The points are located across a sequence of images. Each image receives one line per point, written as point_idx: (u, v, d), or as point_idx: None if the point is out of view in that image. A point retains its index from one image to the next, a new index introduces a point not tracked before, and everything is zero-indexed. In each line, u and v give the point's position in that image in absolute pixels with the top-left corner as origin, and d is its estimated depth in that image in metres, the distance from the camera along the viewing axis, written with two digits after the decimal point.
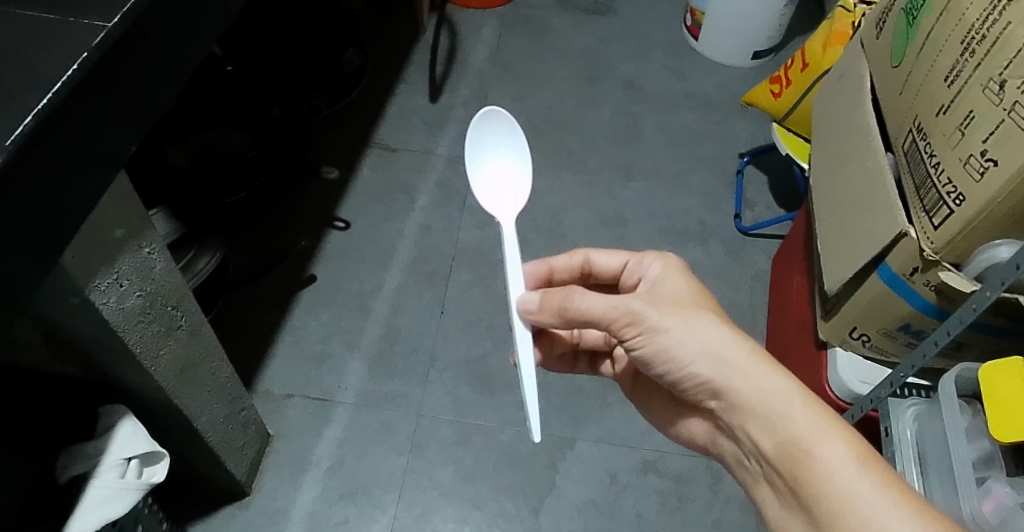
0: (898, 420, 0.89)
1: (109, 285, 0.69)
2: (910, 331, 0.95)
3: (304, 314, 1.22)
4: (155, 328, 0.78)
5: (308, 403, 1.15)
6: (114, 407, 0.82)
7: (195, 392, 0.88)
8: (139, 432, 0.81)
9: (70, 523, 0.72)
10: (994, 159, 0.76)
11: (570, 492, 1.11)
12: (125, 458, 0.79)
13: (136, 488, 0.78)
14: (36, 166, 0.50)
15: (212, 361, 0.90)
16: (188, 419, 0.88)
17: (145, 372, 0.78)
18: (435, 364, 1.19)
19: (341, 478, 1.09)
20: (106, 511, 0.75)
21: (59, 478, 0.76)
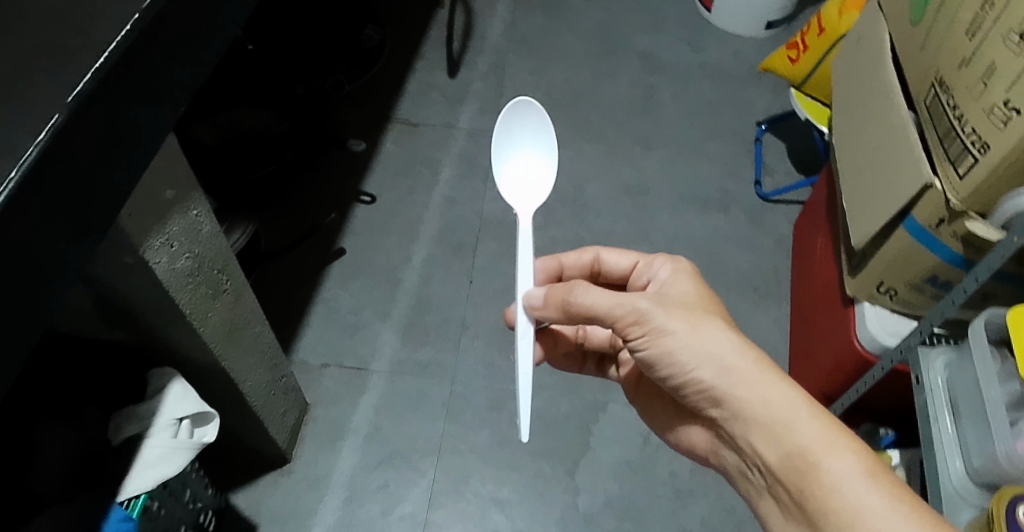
0: (929, 368, 0.90)
1: (161, 244, 0.71)
2: (937, 283, 0.97)
3: (336, 286, 1.24)
4: (202, 290, 0.79)
5: (343, 371, 1.17)
6: (162, 369, 0.85)
7: (240, 355, 0.90)
8: (189, 393, 0.84)
9: (127, 484, 0.78)
10: (1016, 108, 0.78)
11: (604, 453, 1.13)
12: (176, 419, 0.82)
13: (186, 448, 0.82)
14: (89, 128, 0.51)
15: (254, 327, 0.92)
16: (234, 382, 0.90)
17: (194, 333, 0.80)
18: (466, 331, 1.21)
19: (379, 444, 1.12)
20: (161, 470, 0.80)
21: (114, 439, 0.80)
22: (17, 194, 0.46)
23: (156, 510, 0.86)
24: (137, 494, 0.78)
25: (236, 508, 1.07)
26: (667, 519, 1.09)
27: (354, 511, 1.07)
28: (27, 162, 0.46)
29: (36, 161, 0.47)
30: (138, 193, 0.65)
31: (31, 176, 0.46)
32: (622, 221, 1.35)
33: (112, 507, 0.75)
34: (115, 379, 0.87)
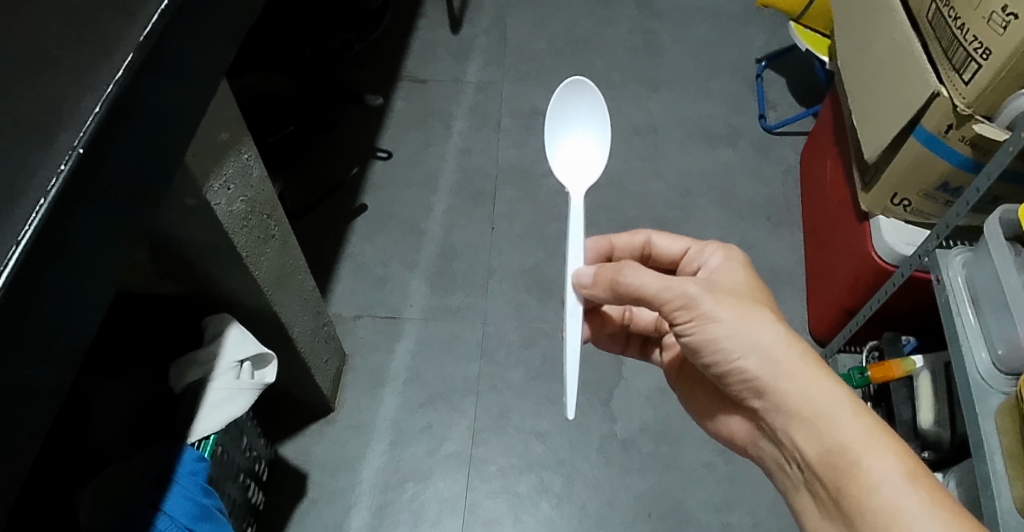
0: (948, 268, 0.94)
1: (219, 187, 0.73)
2: (948, 190, 1.01)
3: (361, 241, 1.27)
4: (255, 234, 0.82)
5: (377, 321, 1.20)
6: (218, 316, 0.87)
7: (289, 301, 0.92)
8: (247, 336, 0.87)
9: (197, 423, 0.82)
10: (1014, 13, 0.81)
11: (637, 382, 1.18)
12: (237, 361, 0.85)
13: (251, 388, 0.84)
14: (160, 71, 0.54)
15: (299, 274, 0.94)
16: (285, 326, 0.93)
17: (250, 277, 0.82)
18: (493, 275, 1.24)
19: (419, 388, 1.15)
20: (228, 409, 0.83)
21: (176, 387, 0.84)
22: (101, 127, 0.48)
23: (221, 454, 0.90)
24: (207, 434, 0.82)
25: (286, 458, 1.10)
26: (703, 438, 1.13)
27: (401, 452, 1.11)
28: (107, 98, 0.49)
29: (116, 96, 0.49)
30: (199, 137, 0.67)
31: (113, 110, 0.49)
32: (635, 162, 1.38)
33: (184, 450, 0.79)
34: (171, 331, 0.90)
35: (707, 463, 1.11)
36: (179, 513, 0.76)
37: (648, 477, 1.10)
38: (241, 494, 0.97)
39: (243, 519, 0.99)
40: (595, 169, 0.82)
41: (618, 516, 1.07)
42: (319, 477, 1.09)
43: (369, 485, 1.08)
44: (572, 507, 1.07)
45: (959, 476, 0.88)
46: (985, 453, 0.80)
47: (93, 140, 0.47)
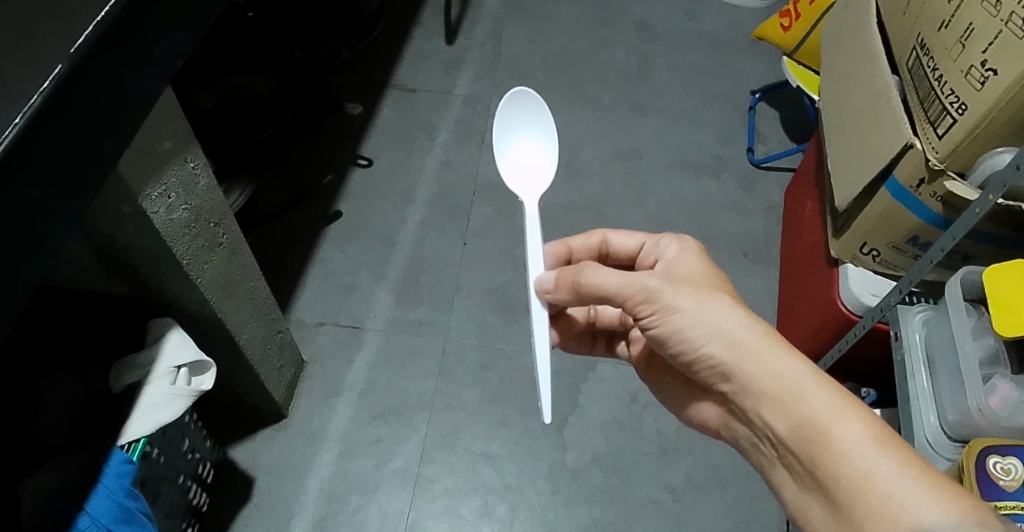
0: (907, 324, 0.92)
1: (159, 195, 0.73)
2: (918, 244, 0.99)
3: (332, 248, 1.29)
4: (201, 241, 0.82)
5: (339, 329, 1.22)
6: (161, 319, 0.89)
7: (235, 306, 0.95)
8: (186, 341, 0.88)
9: (129, 426, 0.82)
10: (994, 68, 0.79)
11: (593, 411, 1.17)
12: (174, 367, 0.86)
13: (184, 395, 0.85)
14: (92, 83, 0.52)
15: (249, 281, 0.97)
16: (230, 333, 0.95)
17: (193, 284, 0.83)
18: (459, 291, 1.27)
19: (374, 399, 1.18)
20: (160, 414, 0.84)
21: (114, 387, 0.85)
22: (20, 142, 0.46)
23: (156, 457, 0.90)
24: (137, 438, 0.82)
25: (234, 461, 1.12)
26: (653, 475, 1.12)
27: (348, 465, 1.13)
28: (27, 114, 0.47)
29: (40, 109, 0.47)
30: (137, 144, 0.67)
31: (35, 126, 0.47)
32: (615, 187, 1.37)
33: (112, 452, 0.79)
34: (117, 329, 0.91)
35: (655, 499, 1.10)
36: (100, 513, 0.77)
37: (594, 509, 1.09)
38: (181, 496, 1.00)
39: (184, 521, 1.02)
40: (545, 179, 0.82)
41: None
42: (265, 483, 1.11)
43: (313, 494, 1.11)
44: None
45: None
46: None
47: (9, 153, 0.45)
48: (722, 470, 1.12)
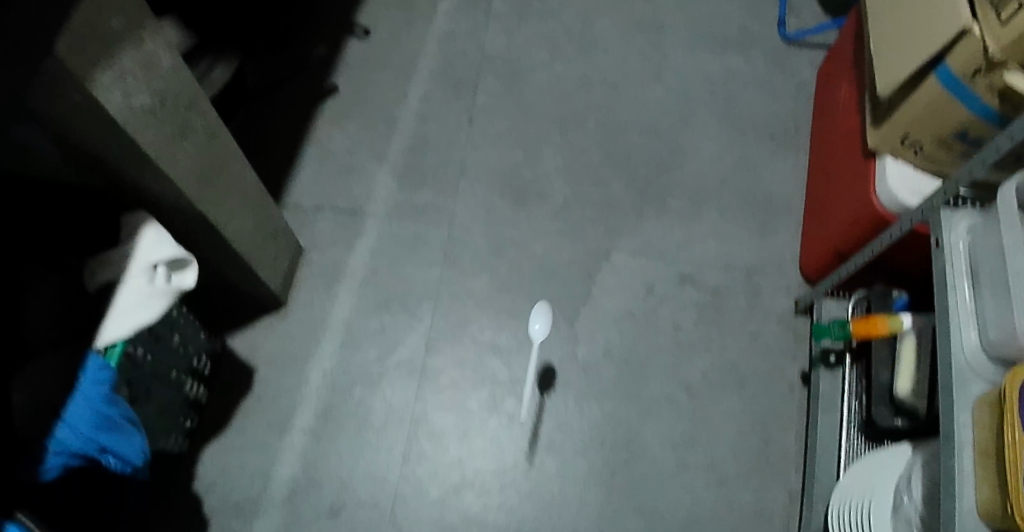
0: (950, 230, 0.86)
1: (112, 79, 0.63)
2: (966, 140, 0.91)
3: (330, 127, 1.20)
4: (168, 129, 0.74)
5: (339, 214, 1.15)
6: (134, 214, 0.83)
7: (218, 198, 0.87)
8: (163, 238, 0.82)
9: (105, 328, 0.78)
10: None
11: (605, 302, 1.13)
12: (151, 264, 0.81)
13: (163, 295, 0.81)
14: None
15: (233, 169, 0.89)
16: (217, 229, 0.88)
17: (164, 176, 0.76)
18: (465, 174, 1.18)
19: (376, 287, 1.12)
20: (139, 316, 0.79)
21: (90, 285, 0.80)
22: None
23: (142, 357, 0.85)
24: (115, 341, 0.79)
25: (233, 351, 1.08)
26: (668, 371, 1.10)
27: (351, 356, 1.09)
28: None
29: None
30: (78, 18, 0.56)
31: None
32: (634, 63, 1.29)
33: (87, 357, 0.74)
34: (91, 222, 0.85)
35: (670, 396, 1.09)
36: (78, 420, 0.73)
37: (606, 404, 1.08)
38: (176, 392, 0.96)
39: (182, 414, 0.99)
40: None
41: (569, 441, 1.06)
42: (267, 374, 1.07)
43: (316, 386, 1.07)
44: (522, 428, 1.07)
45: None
46: (954, 449, 0.74)
47: None
48: (740, 368, 1.11)
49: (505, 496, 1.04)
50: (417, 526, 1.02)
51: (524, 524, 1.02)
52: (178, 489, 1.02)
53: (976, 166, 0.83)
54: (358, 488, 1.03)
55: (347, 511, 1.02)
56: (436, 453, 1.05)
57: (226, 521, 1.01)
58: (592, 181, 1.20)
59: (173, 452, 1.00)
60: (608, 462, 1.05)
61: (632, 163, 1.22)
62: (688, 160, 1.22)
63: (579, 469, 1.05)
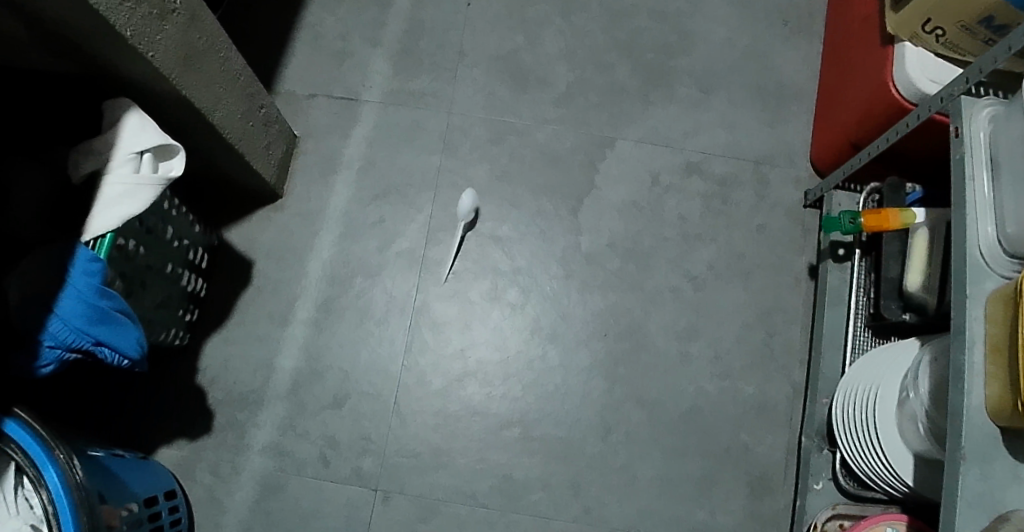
0: (970, 120, 0.81)
1: None
2: (992, 26, 0.84)
3: (319, 8, 1.12)
4: (145, 9, 0.68)
5: (333, 102, 1.10)
6: (116, 100, 0.77)
7: (204, 81, 0.81)
8: (147, 125, 0.77)
9: (93, 220, 0.74)
10: None
11: (610, 193, 1.10)
12: (136, 153, 0.76)
13: (151, 183, 0.75)
14: None
15: (218, 51, 0.83)
16: (204, 114, 0.83)
17: (142, 59, 0.70)
18: (463, 59, 1.12)
19: (373, 178, 1.08)
20: (125, 207, 0.74)
21: (74, 178, 0.76)
22: None
23: (134, 249, 0.83)
24: (103, 234, 0.75)
25: (231, 245, 1.06)
26: (673, 262, 1.09)
27: (350, 247, 1.07)
28: None
29: None
30: None
31: None
32: None
33: (76, 249, 0.72)
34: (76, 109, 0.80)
35: (674, 288, 1.09)
36: (71, 315, 0.72)
37: (609, 296, 1.08)
38: (173, 285, 0.94)
39: (181, 307, 0.98)
40: None
41: (571, 332, 1.07)
42: (265, 266, 1.06)
43: (316, 278, 1.06)
44: (525, 319, 1.07)
45: (934, 352, 0.84)
46: (964, 342, 0.73)
47: None
48: (746, 259, 1.11)
49: (508, 386, 1.05)
50: (421, 415, 1.04)
51: (527, 413, 1.04)
52: (182, 382, 1.03)
53: (1001, 53, 0.76)
54: (362, 379, 1.04)
55: (351, 401, 1.03)
56: (438, 344, 1.06)
57: (232, 412, 1.02)
58: (596, 65, 1.14)
59: (174, 344, 0.99)
60: (611, 352, 1.07)
61: (638, 47, 1.15)
62: (697, 45, 1.16)
63: (582, 359, 1.06)
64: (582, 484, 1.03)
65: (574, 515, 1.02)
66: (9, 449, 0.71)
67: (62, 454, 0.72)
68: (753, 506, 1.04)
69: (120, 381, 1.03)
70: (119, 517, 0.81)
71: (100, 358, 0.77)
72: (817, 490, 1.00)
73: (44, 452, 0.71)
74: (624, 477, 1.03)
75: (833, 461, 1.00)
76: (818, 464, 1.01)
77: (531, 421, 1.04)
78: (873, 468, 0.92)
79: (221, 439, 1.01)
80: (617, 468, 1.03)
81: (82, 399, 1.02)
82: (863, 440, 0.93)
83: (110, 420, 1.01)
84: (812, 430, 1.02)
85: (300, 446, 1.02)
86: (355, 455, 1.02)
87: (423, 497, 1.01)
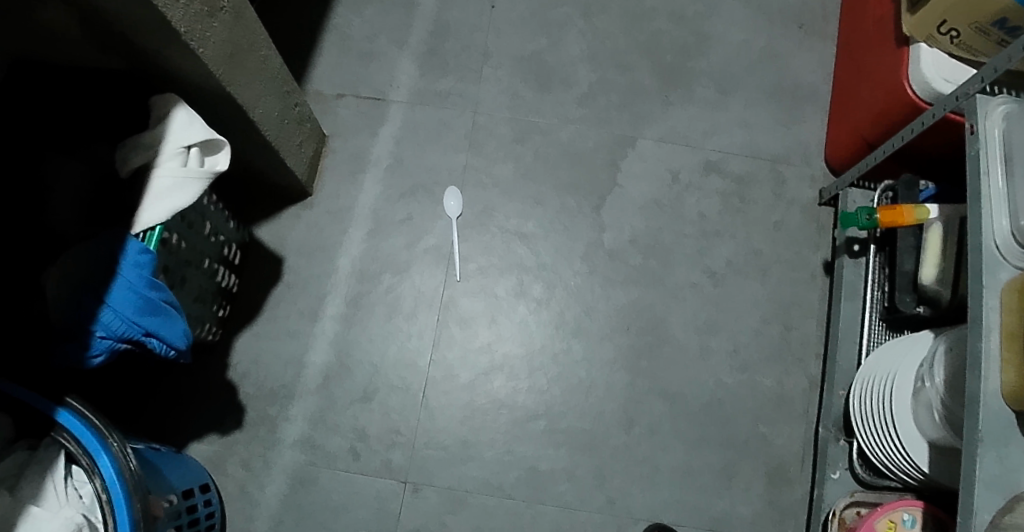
0: (986, 116, 0.83)
1: None
2: (1006, 28, 0.87)
3: (347, 11, 1.16)
4: (198, 6, 0.70)
5: (361, 102, 1.13)
6: (163, 97, 0.79)
7: (245, 78, 0.83)
8: (194, 120, 0.79)
9: (142, 212, 0.76)
10: None
11: (632, 191, 1.13)
12: (184, 147, 0.78)
13: (199, 177, 0.77)
14: None
15: (259, 50, 0.85)
16: (244, 111, 0.85)
17: (193, 55, 0.72)
18: (488, 61, 1.15)
19: (401, 176, 1.11)
20: (174, 199, 0.77)
21: (122, 171, 0.78)
22: None
23: (176, 243, 0.85)
24: (152, 226, 0.77)
25: (261, 242, 1.08)
26: (693, 258, 1.12)
27: (378, 243, 1.09)
28: None
29: None
30: None
31: None
32: None
33: (127, 241, 0.74)
34: (118, 105, 0.82)
35: (694, 283, 1.12)
36: (123, 306, 0.74)
37: (632, 291, 1.11)
38: (209, 280, 0.96)
39: (215, 303, 1.00)
40: None
41: (595, 326, 1.09)
42: (294, 263, 1.08)
43: (345, 274, 1.08)
44: (549, 313, 1.09)
45: (951, 341, 0.87)
46: (982, 330, 0.75)
47: None
48: (763, 255, 1.14)
49: (534, 379, 1.07)
50: (449, 409, 1.06)
51: (552, 406, 1.07)
52: (213, 376, 1.04)
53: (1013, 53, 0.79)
54: (391, 373, 1.06)
55: (380, 395, 1.05)
56: (465, 339, 1.08)
57: (262, 407, 1.04)
58: (617, 66, 1.17)
59: (207, 340, 1.01)
60: (634, 346, 1.09)
61: (658, 48, 1.18)
62: (715, 46, 1.19)
63: (605, 353, 1.09)
64: (606, 476, 1.05)
65: (599, 505, 1.04)
66: (64, 439, 0.73)
67: (116, 442, 0.74)
68: (773, 495, 1.07)
69: (152, 376, 1.04)
70: (161, 507, 0.82)
71: (148, 348, 0.79)
72: (834, 479, 1.03)
73: (98, 440, 0.73)
74: (647, 468, 1.06)
75: (850, 450, 1.03)
76: (834, 454, 1.04)
77: (557, 414, 1.07)
78: (889, 455, 0.95)
79: (252, 434, 1.03)
80: (640, 459, 1.06)
81: (113, 392, 1.03)
82: (879, 429, 0.96)
83: (142, 414, 1.03)
84: (830, 420, 1.05)
85: (330, 440, 1.04)
86: (385, 449, 1.04)
87: (451, 488, 1.03)
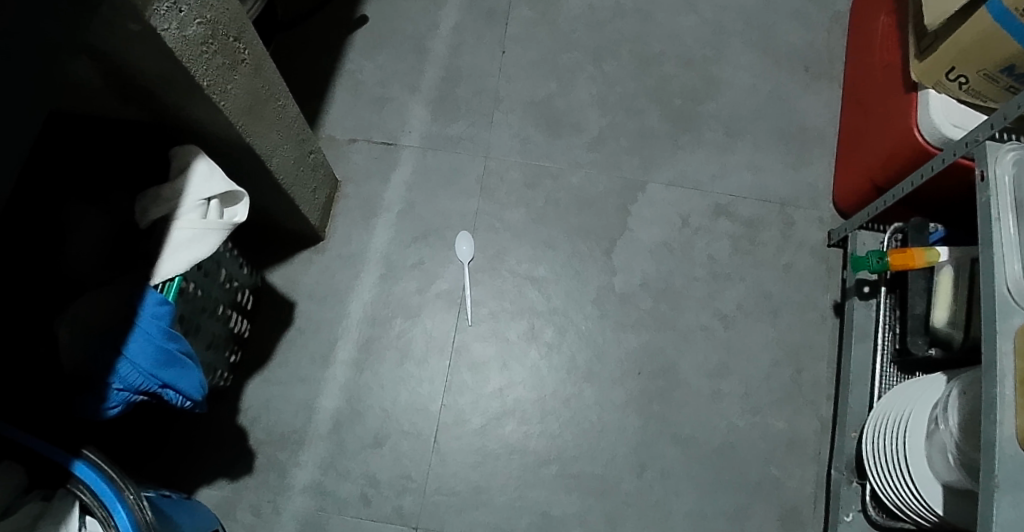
0: (996, 163, 0.82)
1: (168, 9, 0.60)
2: (1013, 75, 0.88)
3: (360, 57, 1.17)
4: (220, 59, 0.71)
5: (373, 147, 1.14)
6: (184, 149, 0.80)
7: (264, 129, 0.85)
8: (215, 172, 0.80)
9: (161, 263, 0.77)
10: None
11: (642, 234, 1.13)
12: (204, 199, 0.79)
13: (218, 228, 0.78)
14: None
15: (277, 99, 0.86)
16: (262, 160, 0.86)
17: (214, 108, 0.73)
18: (499, 105, 1.17)
19: (413, 221, 1.12)
20: (193, 251, 0.78)
21: (141, 221, 0.78)
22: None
23: (193, 291, 0.85)
24: (171, 277, 0.77)
25: (273, 286, 1.09)
26: (703, 301, 1.12)
27: (389, 288, 1.10)
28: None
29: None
30: None
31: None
32: None
33: (146, 292, 0.74)
34: (137, 155, 0.82)
35: (705, 326, 1.12)
36: (140, 358, 0.74)
37: (643, 335, 1.11)
38: (222, 326, 0.96)
39: (228, 349, 1.00)
40: None
41: (606, 371, 1.09)
42: (306, 307, 1.08)
43: (357, 318, 1.09)
44: (561, 358, 1.09)
45: (964, 385, 0.87)
46: (995, 376, 0.75)
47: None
48: (774, 297, 1.14)
49: (546, 424, 1.07)
50: (461, 453, 1.05)
51: (564, 450, 1.06)
52: (223, 421, 1.04)
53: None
54: (402, 419, 1.06)
55: (391, 440, 1.05)
56: (476, 383, 1.08)
57: (273, 452, 1.04)
58: (627, 111, 1.18)
59: (219, 385, 1.01)
60: (645, 390, 1.09)
61: (667, 92, 1.20)
62: (723, 90, 1.21)
63: (616, 397, 1.08)
64: (618, 521, 1.04)
65: None
66: (79, 491, 0.72)
67: (131, 494, 0.73)
68: None
69: (162, 420, 1.04)
70: None
71: (165, 398, 0.78)
72: (847, 522, 1.02)
73: (116, 495, 0.72)
74: (660, 512, 1.05)
75: (863, 493, 1.02)
76: (847, 497, 1.03)
77: (568, 458, 1.06)
78: (904, 500, 0.94)
79: (262, 479, 1.02)
80: (653, 504, 1.05)
81: (124, 437, 1.03)
82: (892, 473, 0.95)
83: (152, 459, 1.02)
84: (842, 463, 1.04)
85: (341, 486, 1.03)
86: (396, 494, 1.03)
87: None
